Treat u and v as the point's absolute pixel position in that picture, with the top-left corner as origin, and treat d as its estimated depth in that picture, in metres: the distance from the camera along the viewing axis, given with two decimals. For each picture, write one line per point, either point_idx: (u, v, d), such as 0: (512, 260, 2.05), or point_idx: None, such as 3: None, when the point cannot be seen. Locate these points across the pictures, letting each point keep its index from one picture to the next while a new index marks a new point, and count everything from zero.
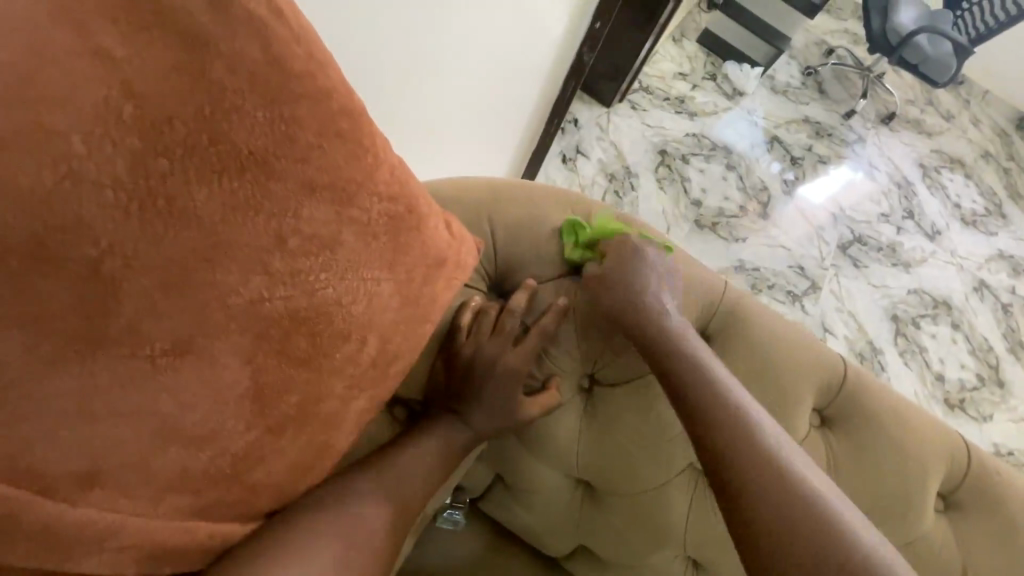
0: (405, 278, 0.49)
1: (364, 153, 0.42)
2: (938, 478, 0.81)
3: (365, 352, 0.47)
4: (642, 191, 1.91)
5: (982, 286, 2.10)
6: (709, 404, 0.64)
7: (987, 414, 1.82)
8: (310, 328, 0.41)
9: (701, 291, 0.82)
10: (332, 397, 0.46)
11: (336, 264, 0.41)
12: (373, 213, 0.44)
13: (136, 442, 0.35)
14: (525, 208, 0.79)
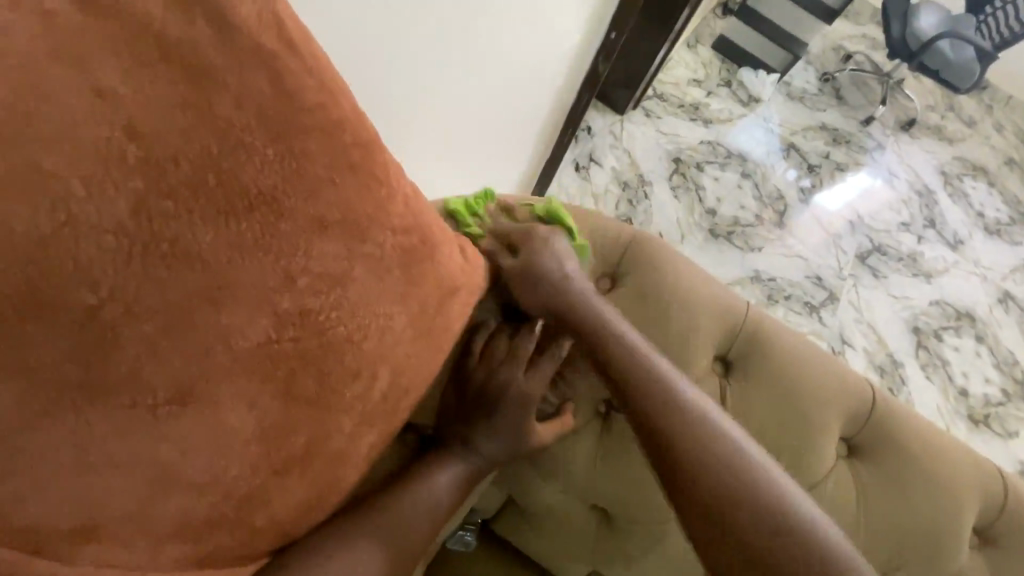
0: (417, 308, 0.47)
1: (376, 184, 0.40)
2: (972, 509, 0.77)
3: (375, 387, 0.46)
4: (656, 200, 1.87)
5: (1006, 297, 2.04)
6: (665, 427, 0.63)
7: (1014, 430, 1.75)
8: (319, 367, 0.39)
9: (722, 315, 0.79)
10: (341, 435, 0.44)
11: (346, 301, 0.40)
12: (386, 246, 0.42)
13: (136, 489, 0.34)
14: (538, 228, 0.77)
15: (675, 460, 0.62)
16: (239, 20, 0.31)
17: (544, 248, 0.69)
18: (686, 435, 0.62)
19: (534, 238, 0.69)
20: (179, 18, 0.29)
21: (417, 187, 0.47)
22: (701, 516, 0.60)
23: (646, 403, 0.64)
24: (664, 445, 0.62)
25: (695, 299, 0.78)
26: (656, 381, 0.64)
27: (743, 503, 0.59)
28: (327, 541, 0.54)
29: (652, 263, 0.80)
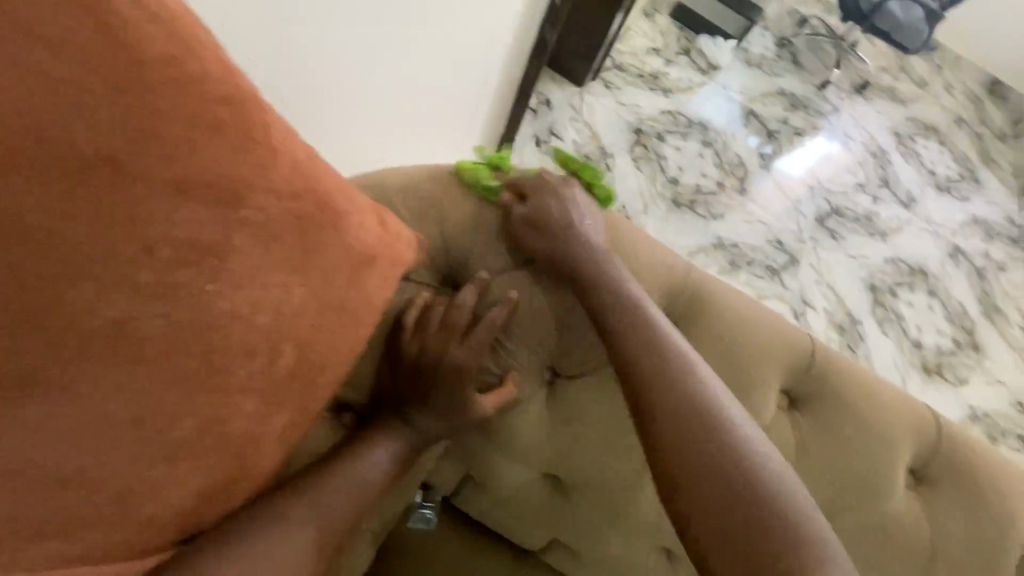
0: (322, 282, 0.49)
1: (260, 170, 0.43)
2: (906, 452, 0.80)
3: (278, 365, 0.48)
4: (619, 172, 1.85)
5: (957, 252, 2.07)
6: (669, 404, 0.65)
7: (964, 378, 1.80)
8: (204, 341, 0.43)
9: (665, 276, 0.78)
10: (240, 415, 0.47)
11: (224, 273, 0.42)
12: (271, 213, 0.44)
13: (21, 444, 0.38)
14: (473, 197, 0.78)
15: (666, 438, 0.64)
16: (76, 26, 0.36)
17: (585, 235, 0.74)
18: (692, 415, 0.64)
19: (566, 222, 0.74)
20: (17, 23, 0.34)
21: (321, 169, 0.49)
22: (692, 503, 0.61)
23: (655, 374, 0.67)
24: (659, 414, 0.65)
25: (634, 263, 0.78)
26: (662, 361, 0.67)
27: (744, 493, 0.60)
28: (247, 522, 0.54)
29: (591, 227, 0.78)
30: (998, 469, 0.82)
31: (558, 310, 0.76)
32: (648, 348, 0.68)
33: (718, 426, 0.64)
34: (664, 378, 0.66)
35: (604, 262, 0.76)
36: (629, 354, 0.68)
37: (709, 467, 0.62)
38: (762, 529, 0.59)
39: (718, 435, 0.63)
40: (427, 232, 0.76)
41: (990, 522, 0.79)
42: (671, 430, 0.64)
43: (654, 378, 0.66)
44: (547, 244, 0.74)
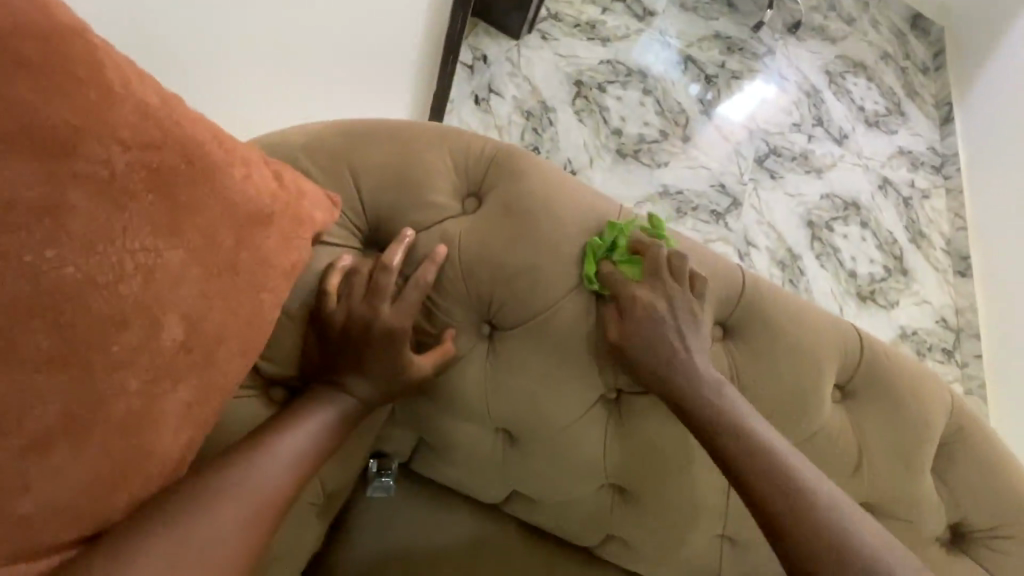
0: (207, 243, 0.50)
1: (95, 122, 0.44)
2: (833, 369, 0.83)
3: (163, 338, 0.48)
4: (562, 127, 1.81)
5: (886, 183, 1.96)
6: (757, 461, 0.68)
7: (894, 301, 1.82)
8: (52, 320, 0.43)
9: (593, 217, 0.77)
10: (126, 395, 0.47)
11: (64, 233, 0.43)
12: (115, 166, 0.45)
13: None
14: (390, 150, 0.74)
15: (766, 493, 0.67)
16: None
17: (659, 316, 0.72)
18: (763, 464, 0.68)
19: (648, 305, 0.72)
20: None
21: (182, 110, 0.50)
22: (821, 564, 0.63)
23: (738, 440, 0.69)
24: (753, 476, 0.68)
25: (558, 206, 0.76)
26: (718, 416, 0.70)
27: (825, 523, 0.65)
28: (162, 507, 0.52)
29: (514, 175, 0.76)
30: (915, 376, 0.87)
31: (486, 261, 0.73)
32: (720, 409, 0.71)
33: (778, 473, 0.67)
34: (731, 434, 0.69)
35: (527, 208, 0.74)
36: (709, 419, 0.71)
37: (788, 520, 0.65)
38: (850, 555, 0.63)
39: (781, 483, 0.67)
40: (342, 190, 0.72)
41: (908, 425, 0.84)
42: (768, 488, 0.67)
43: (730, 434, 0.70)
44: (633, 337, 0.72)
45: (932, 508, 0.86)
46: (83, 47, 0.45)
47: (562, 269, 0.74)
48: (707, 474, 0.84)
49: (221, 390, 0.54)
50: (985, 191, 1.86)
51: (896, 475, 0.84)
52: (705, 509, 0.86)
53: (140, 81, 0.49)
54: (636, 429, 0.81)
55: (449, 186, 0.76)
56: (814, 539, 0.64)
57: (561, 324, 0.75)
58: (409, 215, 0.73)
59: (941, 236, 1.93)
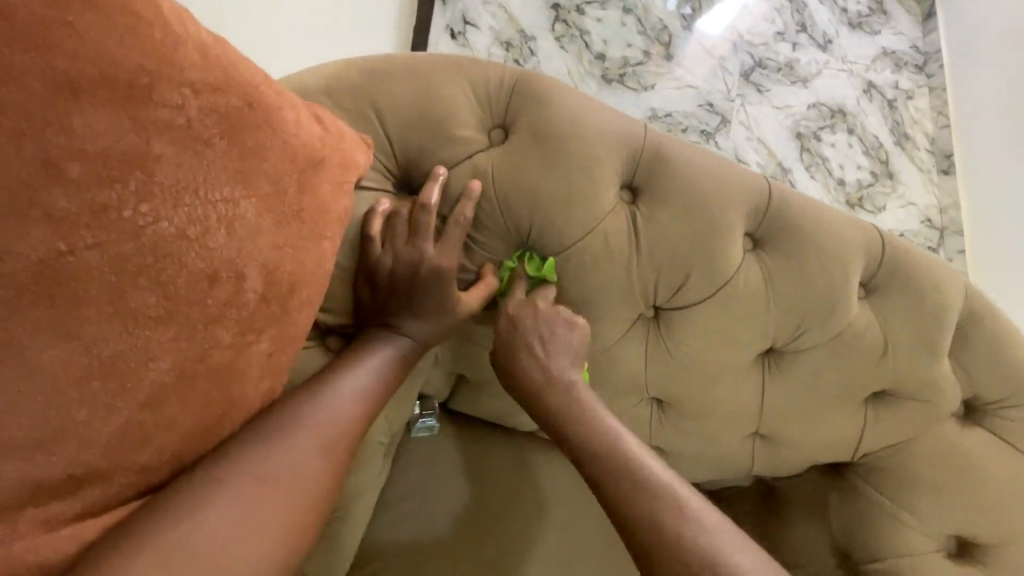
0: (274, 191, 0.53)
1: (165, 63, 0.46)
2: (858, 266, 0.86)
3: (247, 290, 0.52)
4: (544, 61, 1.38)
5: (869, 87, 1.61)
6: (629, 480, 0.64)
7: (881, 206, 1.54)
8: (153, 278, 0.46)
9: (623, 137, 0.76)
10: (222, 347, 0.51)
11: (161, 191, 0.46)
12: (191, 110, 0.47)
13: (30, 386, 0.42)
14: (410, 87, 0.71)
15: (604, 480, 0.65)
16: None
17: (677, 192, 0.78)
18: (611, 468, 0.65)
19: (669, 186, 0.78)
20: None
21: (232, 50, 0.52)
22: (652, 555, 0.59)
23: (608, 459, 0.66)
24: (622, 494, 0.63)
25: (587, 128, 0.74)
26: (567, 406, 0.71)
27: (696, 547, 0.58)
28: (250, 446, 0.53)
29: (540, 100, 0.74)
30: (933, 267, 0.90)
31: (522, 191, 0.72)
32: (578, 422, 0.70)
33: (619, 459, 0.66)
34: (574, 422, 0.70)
35: (557, 134, 0.73)
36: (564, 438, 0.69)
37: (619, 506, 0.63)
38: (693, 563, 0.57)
39: (620, 467, 0.65)
40: (370, 132, 0.70)
41: (928, 311, 0.88)
42: (642, 511, 0.61)
43: (582, 425, 0.69)
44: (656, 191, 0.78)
45: (949, 386, 0.91)
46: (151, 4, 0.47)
47: (600, 192, 0.74)
48: (742, 379, 0.87)
49: (294, 339, 0.58)
50: (971, 91, 1.58)
51: (917, 358, 0.89)
52: (737, 411, 0.90)
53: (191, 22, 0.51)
54: (679, 342, 0.83)
55: (475, 119, 0.73)
56: (679, 551, 0.58)
57: (600, 247, 0.75)
58: (439, 151, 0.71)
59: (925, 136, 1.63)
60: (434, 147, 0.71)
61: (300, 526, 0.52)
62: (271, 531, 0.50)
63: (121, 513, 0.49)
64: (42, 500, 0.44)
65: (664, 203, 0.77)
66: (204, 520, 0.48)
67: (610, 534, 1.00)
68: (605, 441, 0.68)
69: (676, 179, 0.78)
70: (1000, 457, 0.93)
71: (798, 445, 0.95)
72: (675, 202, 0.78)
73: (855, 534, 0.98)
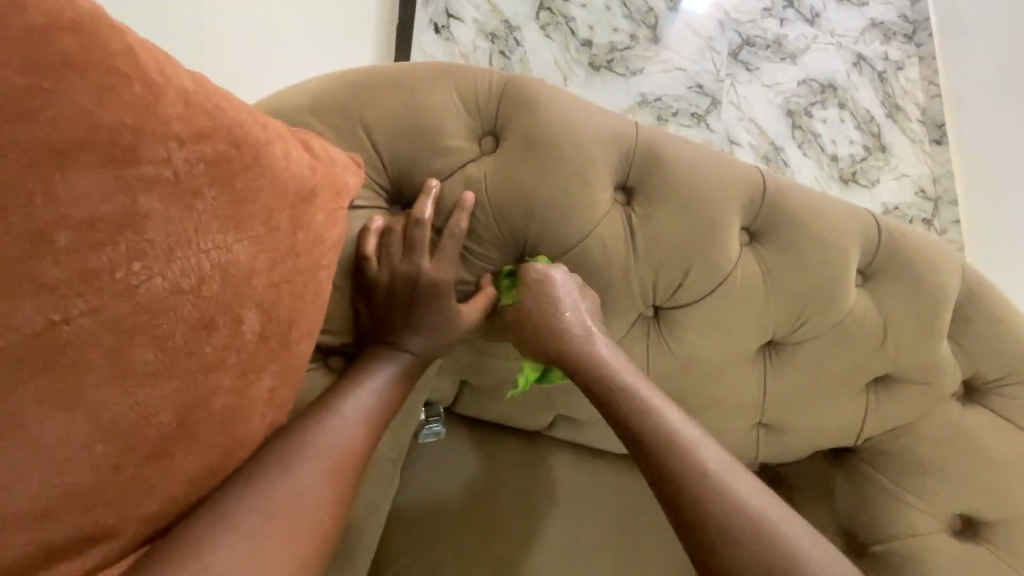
0: (267, 230, 0.53)
1: (149, 122, 0.46)
2: (856, 254, 0.86)
3: (244, 331, 0.52)
4: (530, 49, 1.35)
5: (859, 60, 1.58)
6: (663, 436, 0.64)
7: (875, 178, 1.54)
8: (151, 335, 0.46)
9: (613, 138, 0.76)
10: (223, 390, 0.51)
11: (154, 249, 0.45)
12: (177, 160, 0.47)
13: (30, 457, 0.41)
14: (397, 98, 0.70)
15: (637, 436, 0.65)
16: None
17: (670, 190, 0.77)
18: (643, 424, 0.65)
19: (660, 184, 0.78)
20: None
21: (214, 90, 0.52)
22: (683, 507, 0.59)
23: (637, 416, 0.66)
24: (653, 448, 0.63)
25: (578, 133, 0.74)
26: (596, 365, 0.70)
27: (728, 500, 0.59)
28: (257, 481, 0.53)
29: (529, 105, 0.73)
30: (929, 252, 0.90)
31: (516, 200, 0.72)
32: (609, 379, 0.69)
33: (652, 414, 0.66)
34: (604, 382, 0.69)
35: (549, 139, 0.72)
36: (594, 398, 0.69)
37: (652, 460, 0.63)
38: (724, 517, 0.58)
39: (653, 421, 0.65)
40: (358, 148, 0.69)
41: (926, 295, 0.89)
42: (675, 466, 0.62)
43: (611, 383, 0.69)
44: (652, 193, 0.77)
45: (949, 368, 0.92)
46: (129, 54, 0.46)
47: (594, 195, 0.74)
48: (745, 371, 0.88)
49: (295, 369, 0.59)
50: (975, 89, 1.57)
51: (917, 343, 0.89)
52: (741, 403, 0.90)
53: (172, 67, 0.50)
54: (680, 339, 0.83)
55: (465, 128, 0.73)
56: (710, 503, 0.59)
57: (597, 252, 0.75)
58: (429, 163, 0.71)
59: (916, 106, 1.61)
60: (426, 162, 0.71)
61: (311, 562, 0.51)
62: (283, 568, 0.49)
63: (126, 564, 0.48)
64: (49, 564, 0.44)
65: (658, 202, 0.77)
66: (209, 561, 0.47)
67: (623, 532, 1.01)
68: (636, 397, 0.67)
69: (669, 178, 0.78)
70: (1002, 435, 0.94)
71: (802, 432, 0.95)
72: (670, 199, 0.77)
73: (861, 518, 0.98)
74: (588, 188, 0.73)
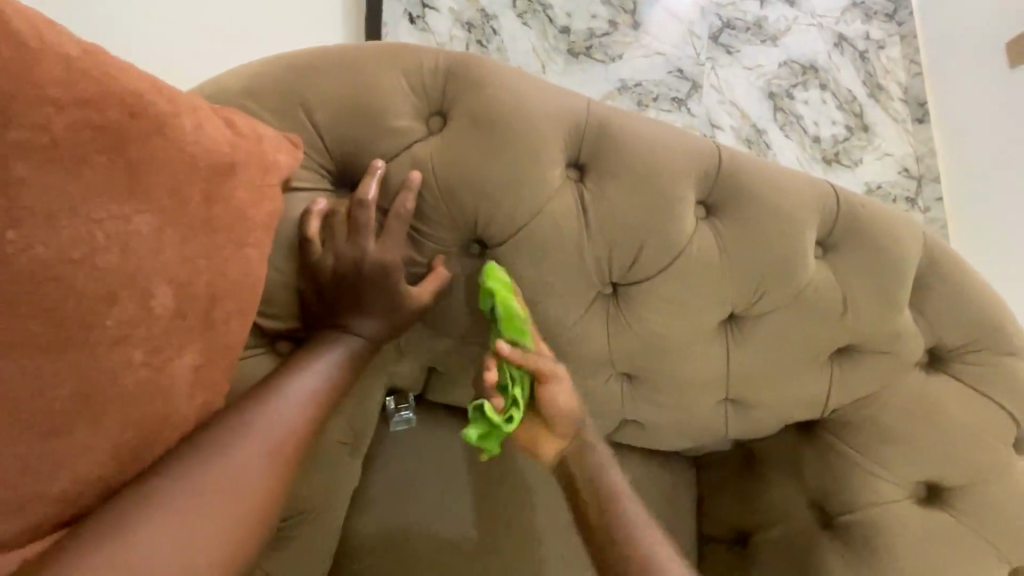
0: (172, 204, 0.53)
1: (28, 84, 0.46)
2: (813, 226, 0.86)
3: (153, 305, 0.52)
4: (509, 36, 1.32)
5: (841, 40, 1.57)
6: None
7: (859, 159, 1.54)
8: (38, 304, 0.46)
9: (562, 114, 0.75)
10: (133, 367, 0.51)
11: (34, 215, 0.46)
12: (58, 127, 0.47)
13: None
14: (339, 80, 0.69)
15: None
16: None
17: (621, 165, 0.77)
18: None
19: (612, 160, 0.77)
20: None
21: (109, 63, 0.51)
22: None
23: None
24: None
25: (527, 110, 0.73)
26: None
27: None
28: (183, 463, 0.53)
29: (476, 83, 0.73)
30: (888, 222, 0.90)
31: (463, 179, 0.71)
32: None
33: None
34: None
35: (496, 118, 0.72)
36: None
37: None
38: None
39: None
40: (299, 131, 0.69)
41: (885, 265, 0.89)
42: None
43: None
44: (606, 168, 0.77)
45: (911, 336, 0.92)
46: (19, 31, 0.47)
47: (543, 172, 0.73)
48: (707, 346, 0.88)
49: (225, 349, 0.59)
50: (976, 89, 1.53)
51: (876, 312, 0.89)
52: (707, 380, 0.90)
53: (60, 38, 0.50)
54: (640, 316, 0.83)
55: (411, 108, 0.72)
56: None
57: (548, 229, 0.75)
58: (373, 144, 0.70)
59: (899, 86, 1.61)
60: (370, 142, 0.70)
61: (234, 544, 0.52)
62: (202, 551, 0.49)
63: (45, 543, 0.49)
64: None
65: (608, 177, 0.77)
66: (126, 541, 0.47)
67: None
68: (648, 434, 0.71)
69: (622, 153, 0.77)
70: (965, 401, 0.95)
71: (769, 407, 0.95)
72: (624, 174, 0.77)
73: (827, 487, 0.98)
74: (537, 165, 0.73)
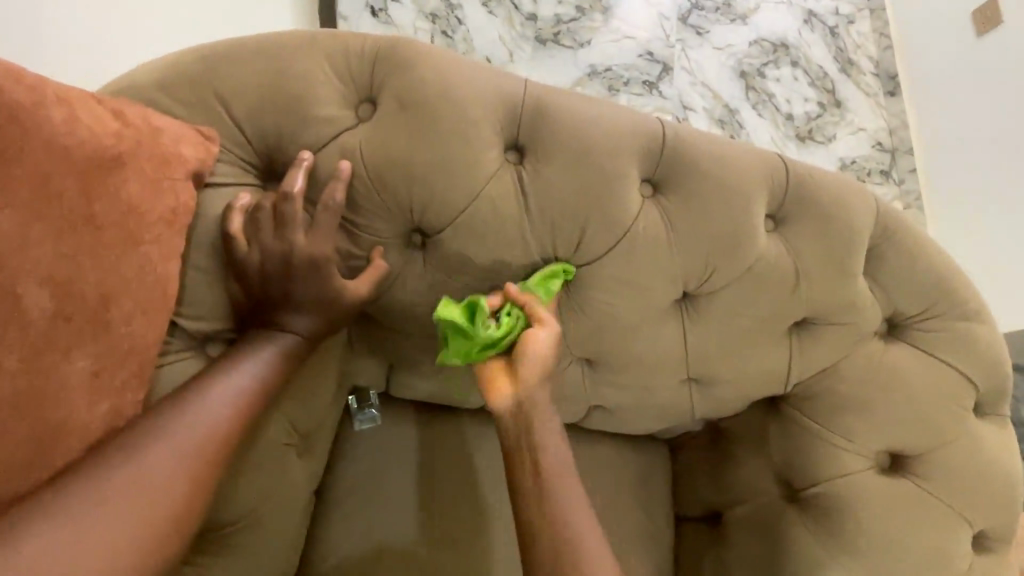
0: (44, 200, 0.52)
1: None
2: (763, 199, 0.85)
3: (28, 306, 0.51)
4: (474, 24, 1.29)
5: (811, 16, 1.55)
6: None
7: (833, 135, 1.52)
8: None
9: (496, 96, 0.73)
10: (9, 371, 0.50)
11: None
12: None
13: None
14: (256, 70, 0.67)
15: None
16: None
17: (560, 144, 0.75)
18: None
19: (551, 140, 0.75)
20: None
21: None
22: None
23: None
24: None
25: (458, 92, 0.71)
26: None
27: None
28: (90, 465, 0.53)
29: (404, 66, 0.70)
30: (840, 191, 0.89)
31: (393, 167, 0.69)
32: None
33: None
34: None
35: (426, 101, 0.69)
36: None
37: None
38: None
39: None
40: (215, 123, 0.66)
41: (836, 235, 0.88)
42: None
43: None
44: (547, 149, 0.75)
45: (867, 305, 0.92)
46: None
47: (477, 156, 0.71)
48: (662, 327, 0.87)
49: (129, 352, 0.58)
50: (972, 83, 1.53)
51: (829, 282, 0.89)
52: (665, 359, 0.89)
53: None
54: (590, 298, 0.82)
55: (337, 96, 0.69)
56: None
57: (486, 214, 0.73)
58: (295, 134, 0.68)
59: (869, 61, 1.61)
60: (295, 133, 0.67)
61: (143, 541, 0.52)
62: (107, 546, 0.50)
63: None
64: None
65: (547, 158, 0.75)
66: (21, 544, 0.47)
67: None
68: None
69: (562, 133, 0.75)
70: (924, 368, 0.95)
71: (731, 385, 0.94)
72: (564, 155, 0.75)
73: (795, 462, 0.98)
74: (471, 150, 0.71)
